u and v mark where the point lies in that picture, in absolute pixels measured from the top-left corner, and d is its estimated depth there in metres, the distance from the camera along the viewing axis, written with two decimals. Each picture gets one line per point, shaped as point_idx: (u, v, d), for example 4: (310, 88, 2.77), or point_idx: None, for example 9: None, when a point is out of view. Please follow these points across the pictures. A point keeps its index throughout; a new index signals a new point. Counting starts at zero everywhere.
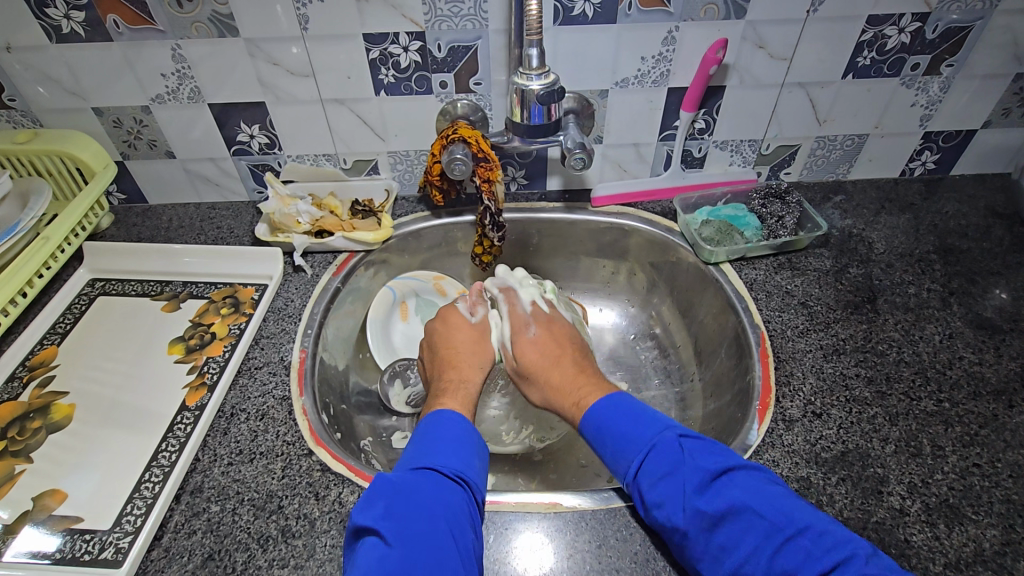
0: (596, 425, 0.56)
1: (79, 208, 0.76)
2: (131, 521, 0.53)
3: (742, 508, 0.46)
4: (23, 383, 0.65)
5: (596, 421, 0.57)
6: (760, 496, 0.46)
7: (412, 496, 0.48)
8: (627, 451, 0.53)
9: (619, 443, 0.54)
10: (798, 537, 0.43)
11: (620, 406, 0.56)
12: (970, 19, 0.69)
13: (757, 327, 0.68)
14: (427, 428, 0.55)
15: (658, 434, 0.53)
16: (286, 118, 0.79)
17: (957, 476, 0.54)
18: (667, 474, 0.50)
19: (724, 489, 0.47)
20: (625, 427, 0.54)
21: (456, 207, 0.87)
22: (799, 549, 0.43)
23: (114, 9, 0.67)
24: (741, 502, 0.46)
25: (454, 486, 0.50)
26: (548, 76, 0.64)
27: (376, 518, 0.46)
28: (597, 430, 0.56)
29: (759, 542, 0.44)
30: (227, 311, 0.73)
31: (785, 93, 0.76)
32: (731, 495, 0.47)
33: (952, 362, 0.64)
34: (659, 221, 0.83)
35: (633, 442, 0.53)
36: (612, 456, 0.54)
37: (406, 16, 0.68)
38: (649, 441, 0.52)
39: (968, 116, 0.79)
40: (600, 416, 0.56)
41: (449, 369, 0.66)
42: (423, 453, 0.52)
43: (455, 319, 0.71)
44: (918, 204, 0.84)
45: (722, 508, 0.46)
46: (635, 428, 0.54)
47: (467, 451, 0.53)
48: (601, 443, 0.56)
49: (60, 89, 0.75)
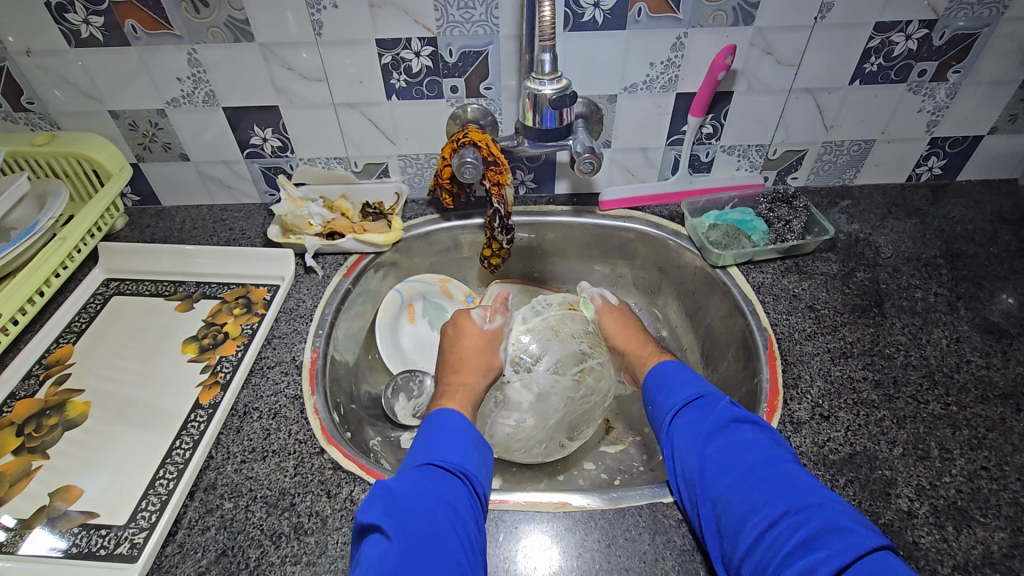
0: (658, 377, 0.65)
1: (96, 210, 0.77)
2: (146, 516, 0.53)
3: (750, 449, 0.52)
4: (40, 380, 0.66)
5: (657, 376, 0.66)
6: (769, 449, 0.52)
7: (413, 491, 0.49)
8: (674, 396, 0.61)
9: (670, 390, 0.62)
10: (786, 481, 0.49)
11: (681, 367, 0.65)
12: (977, 26, 0.70)
13: (764, 331, 0.69)
14: (431, 426, 0.57)
15: (705, 389, 0.61)
16: (299, 121, 0.80)
17: (965, 478, 0.54)
18: (703, 411, 0.58)
19: (740, 432, 0.54)
20: (677, 381, 0.63)
21: (465, 210, 0.88)
22: (783, 491, 0.48)
23: (133, 14, 0.69)
24: (751, 445, 0.53)
25: (455, 480, 0.51)
26: (560, 81, 0.65)
27: (377, 515, 0.46)
28: (656, 383, 0.65)
29: (748, 477, 0.50)
30: (239, 311, 0.74)
31: (793, 99, 0.77)
32: (746, 437, 0.54)
33: (959, 366, 0.64)
34: (667, 225, 0.84)
35: (682, 390, 0.61)
36: (659, 402, 0.62)
37: (418, 21, 0.69)
38: (698, 390, 0.61)
39: (974, 122, 0.80)
40: (667, 368, 0.66)
41: (453, 371, 0.69)
42: (426, 450, 0.54)
43: (466, 324, 0.75)
44: (924, 209, 0.84)
45: (735, 443, 0.53)
46: (684, 383, 0.62)
47: (469, 447, 0.55)
48: (655, 393, 0.64)
49: (77, 92, 0.76)
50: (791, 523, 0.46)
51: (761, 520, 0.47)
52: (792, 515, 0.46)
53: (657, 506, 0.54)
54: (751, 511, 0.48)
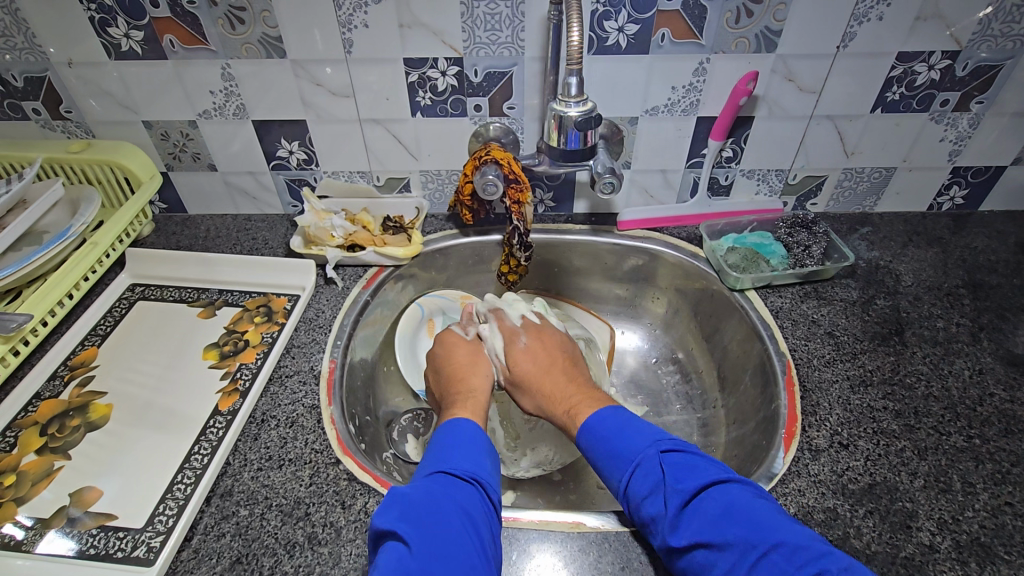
0: (584, 443, 0.58)
1: (126, 216, 0.79)
2: (163, 521, 0.54)
3: (723, 526, 0.46)
4: (64, 382, 0.68)
5: (583, 443, 0.57)
6: (747, 516, 0.46)
7: (426, 497, 0.49)
8: (615, 471, 0.54)
9: (606, 462, 0.55)
10: (777, 554, 0.43)
11: (608, 417, 0.57)
12: (1001, 58, 0.70)
13: (782, 356, 0.68)
14: (443, 433, 0.57)
15: (640, 449, 0.53)
16: (325, 135, 0.82)
17: (989, 514, 0.53)
18: (663, 476, 0.50)
19: (705, 506, 0.48)
20: (609, 448, 0.55)
21: (484, 226, 0.89)
22: (776, 568, 0.42)
23: (171, 29, 0.71)
24: (723, 518, 0.46)
25: (468, 487, 0.51)
26: (586, 104, 0.66)
27: (393, 521, 0.46)
28: (587, 449, 0.57)
29: (734, 566, 0.44)
30: (260, 320, 0.75)
31: (814, 126, 0.77)
32: (716, 509, 0.47)
33: (982, 399, 0.63)
34: (685, 246, 0.84)
35: (631, 441, 0.54)
36: (603, 474, 0.55)
37: (446, 42, 0.71)
38: (634, 455, 0.53)
39: (997, 152, 0.80)
40: (585, 433, 0.57)
41: (454, 384, 0.67)
42: (438, 457, 0.54)
43: (453, 339, 0.74)
44: (945, 238, 0.84)
45: (706, 524, 0.47)
46: (617, 448, 0.55)
47: (480, 454, 0.55)
48: (591, 460, 0.57)
49: (113, 102, 0.79)
50: None
51: None
52: None
53: None
54: None
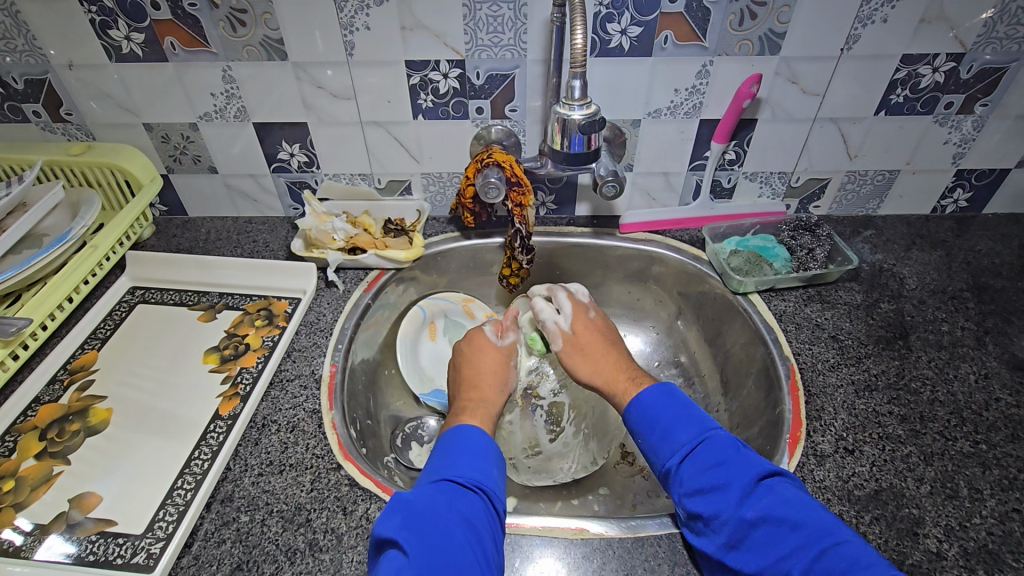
0: (644, 410, 0.59)
1: (126, 219, 0.79)
2: (163, 527, 0.53)
3: (790, 506, 0.48)
4: (64, 386, 0.67)
5: (643, 405, 0.59)
6: (809, 502, 0.49)
7: (430, 505, 0.48)
8: (676, 438, 0.56)
9: (668, 430, 0.56)
10: (841, 545, 0.45)
11: (674, 395, 0.59)
12: (1006, 61, 0.70)
13: (786, 360, 0.68)
14: (448, 438, 0.57)
15: (709, 428, 0.56)
16: (326, 138, 0.81)
17: (996, 520, 0.53)
18: (732, 450, 0.53)
19: (774, 486, 0.50)
20: (672, 418, 0.57)
21: (485, 228, 0.89)
22: (841, 556, 0.45)
23: (171, 31, 0.71)
24: (791, 502, 0.49)
25: (473, 496, 0.51)
26: (589, 107, 0.65)
27: (394, 528, 0.46)
28: (643, 418, 0.59)
29: (800, 545, 0.46)
30: (261, 323, 0.75)
31: (817, 128, 0.77)
32: (782, 492, 0.49)
33: (988, 404, 0.62)
34: (687, 250, 0.83)
35: (693, 423, 0.56)
36: (657, 444, 0.57)
37: (448, 44, 0.71)
38: (702, 432, 0.55)
39: (1001, 155, 0.79)
40: (653, 399, 0.59)
41: (470, 389, 0.68)
42: (443, 464, 0.54)
43: (482, 340, 0.73)
44: (949, 241, 0.83)
45: (774, 503, 0.49)
46: (684, 421, 0.57)
47: (487, 462, 0.54)
48: (647, 430, 0.58)
49: (113, 104, 0.78)
50: None
51: None
52: None
53: (677, 538, 0.53)
54: None
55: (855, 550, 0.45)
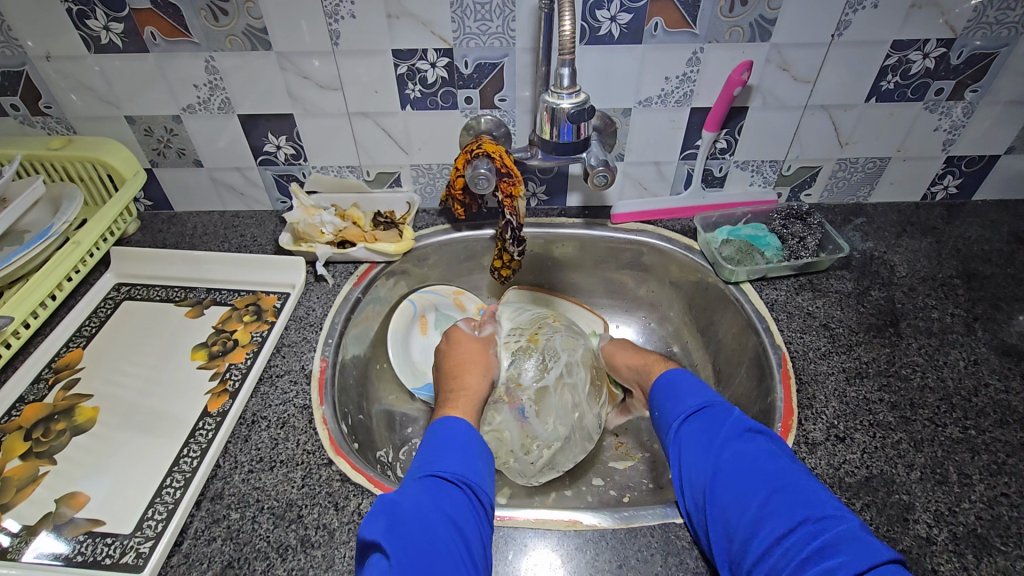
0: (664, 383, 0.65)
1: (108, 215, 0.78)
2: (152, 526, 0.53)
3: (762, 456, 0.51)
4: (49, 385, 0.66)
5: (665, 380, 0.66)
6: (784, 456, 0.52)
7: (415, 504, 0.48)
8: (682, 403, 0.61)
9: (678, 396, 0.62)
10: (799, 488, 0.48)
11: (689, 373, 0.66)
12: (995, 46, 0.70)
13: (778, 349, 0.68)
14: (433, 433, 0.57)
15: (711, 396, 0.61)
16: (312, 130, 0.80)
17: (985, 505, 0.53)
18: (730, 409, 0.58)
19: (753, 439, 0.53)
20: (684, 388, 0.63)
21: (476, 220, 0.88)
22: (798, 496, 0.47)
23: (151, 21, 0.69)
24: (764, 452, 0.52)
25: (458, 491, 0.51)
26: (579, 95, 0.64)
27: (380, 532, 0.45)
28: (662, 388, 0.65)
29: (762, 483, 0.49)
30: (249, 318, 0.74)
31: (808, 115, 0.77)
32: (758, 445, 0.53)
33: (977, 389, 0.63)
34: (679, 239, 0.83)
35: (691, 395, 0.61)
36: (668, 408, 0.62)
37: (435, 33, 0.70)
38: (704, 398, 0.60)
39: (990, 142, 0.79)
40: (677, 374, 0.66)
41: (452, 378, 0.69)
42: (427, 461, 0.53)
43: (458, 334, 0.76)
44: (939, 228, 0.83)
45: (746, 450, 0.52)
46: (693, 390, 0.62)
47: (471, 455, 0.55)
48: (662, 400, 0.64)
49: (93, 97, 0.77)
50: (810, 531, 0.45)
51: (781, 529, 0.46)
52: (814, 522, 0.45)
53: (669, 527, 0.53)
54: (767, 519, 0.47)
55: (812, 492, 0.48)
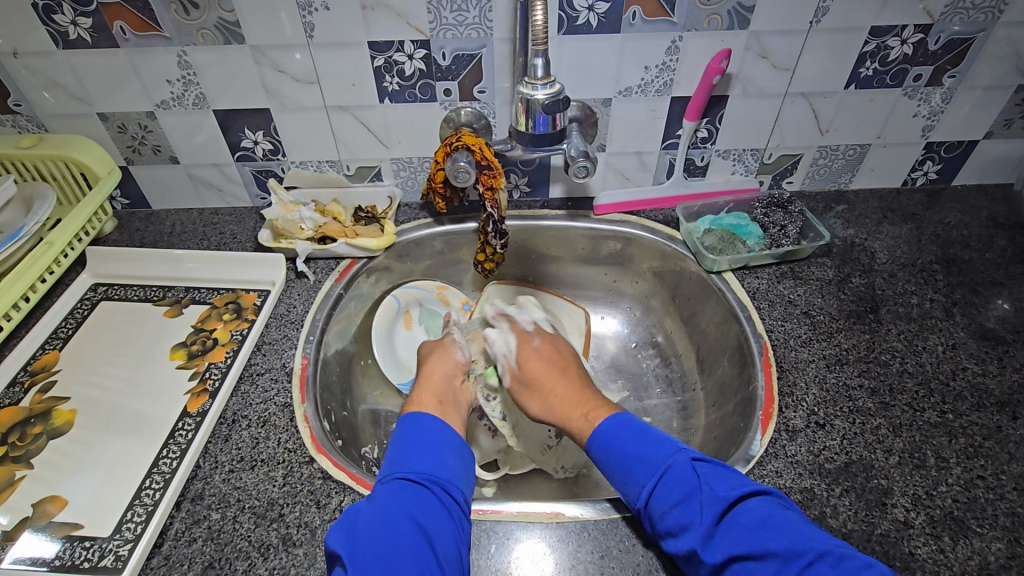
0: (602, 445, 0.56)
1: (83, 213, 0.76)
2: (131, 528, 0.52)
3: (761, 534, 0.45)
4: (25, 389, 0.65)
5: (601, 441, 0.56)
6: (784, 519, 0.46)
7: (380, 507, 0.48)
8: (636, 475, 0.52)
9: (627, 467, 0.53)
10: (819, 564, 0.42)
11: (629, 425, 0.56)
12: (973, 31, 0.70)
13: (759, 337, 0.68)
14: (401, 430, 0.57)
15: (667, 457, 0.52)
16: (290, 125, 0.79)
17: (962, 488, 0.54)
18: (756, 527, 0.45)
19: (742, 513, 0.46)
20: (631, 453, 0.54)
21: (459, 214, 0.87)
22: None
23: (121, 15, 0.68)
24: (760, 525, 0.45)
25: (426, 489, 0.51)
26: (553, 86, 0.64)
27: (341, 541, 0.46)
28: (602, 453, 0.56)
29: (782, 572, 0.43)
30: (229, 317, 0.73)
31: (788, 103, 0.76)
32: (752, 517, 0.46)
33: (955, 373, 0.64)
34: (662, 230, 0.83)
35: (643, 465, 0.52)
36: (621, 481, 0.53)
37: (411, 24, 0.69)
38: (660, 462, 0.52)
39: (969, 127, 0.80)
40: (608, 434, 0.56)
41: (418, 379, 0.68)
42: (395, 462, 0.53)
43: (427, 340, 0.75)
44: (919, 214, 0.84)
45: (742, 530, 0.45)
46: (642, 453, 0.53)
47: (438, 453, 0.54)
48: (608, 468, 0.55)
49: (65, 94, 0.75)
50: None
51: None
52: None
53: None
54: None
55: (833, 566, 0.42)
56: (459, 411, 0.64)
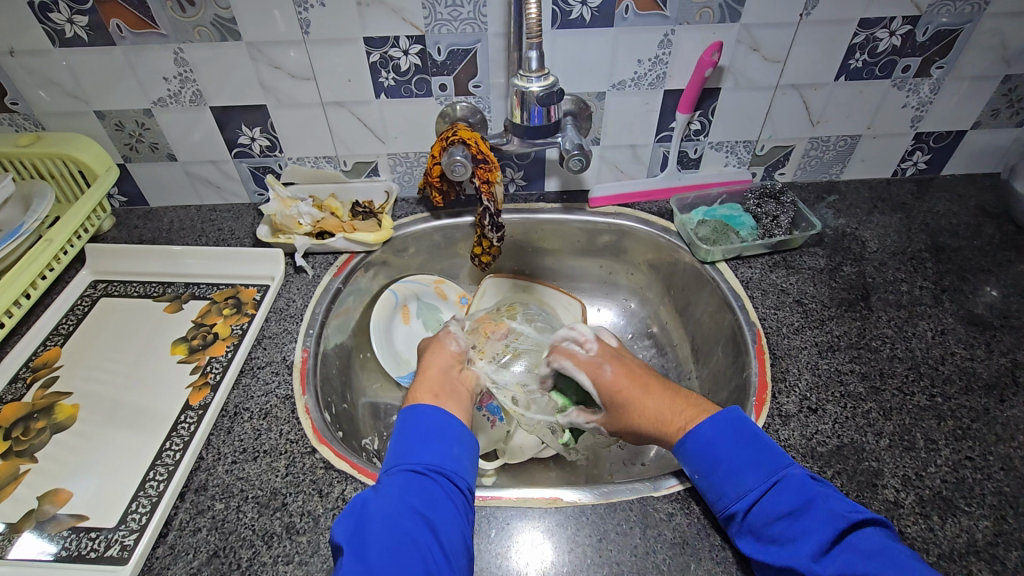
0: (702, 448, 0.53)
1: (82, 211, 0.77)
2: (136, 519, 0.53)
3: (879, 562, 0.42)
4: (27, 384, 0.66)
5: (702, 450, 0.53)
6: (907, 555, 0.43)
7: (384, 501, 0.49)
8: (740, 481, 0.50)
9: (731, 472, 0.51)
10: None
11: (736, 430, 0.53)
12: (960, 22, 0.71)
13: (752, 325, 0.69)
14: (402, 421, 0.57)
15: (780, 467, 0.50)
16: (287, 121, 0.80)
17: (950, 468, 0.55)
18: (873, 555, 0.43)
19: (859, 538, 0.44)
20: (737, 461, 0.51)
21: (455, 208, 0.88)
22: None
23: (117, 13, 0.68)
24: (875, 552, 0.43)
25: (429, 480, 0.51)
26: (548, 79, 0.65)
27: (346, 534, 0.47)
28: (701, 458, 0.53)
29: None
30: (229, 311, 0.74)
31: (779, 95, 0.78)
32: (869, 543, 0.44)
33: (944, 358, 0.65)
34: (656, 222, 0.84)
35: (750, 472, 0.50)
36: (719, 484, 0.51)
37: (406, 19, 0.69)
38: (773, 471, 0.50)
39: (957, 117, 0.81)
40: (705, 448, 0.53)
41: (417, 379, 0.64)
42: (398, 452, 0.54)
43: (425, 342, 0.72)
44: (909, 203, 0.85)
45: (856, 557, 0.43)
46: (750, 462, 0.51)
47: (442, 442, 0.54)
48: (706, 470, 0.52)
49: (62, 92, 0.75)
50: None
51: None
52: None
53: (648, 501, 0.55)
54: None
55: None
56: (460, 403, 0.61)
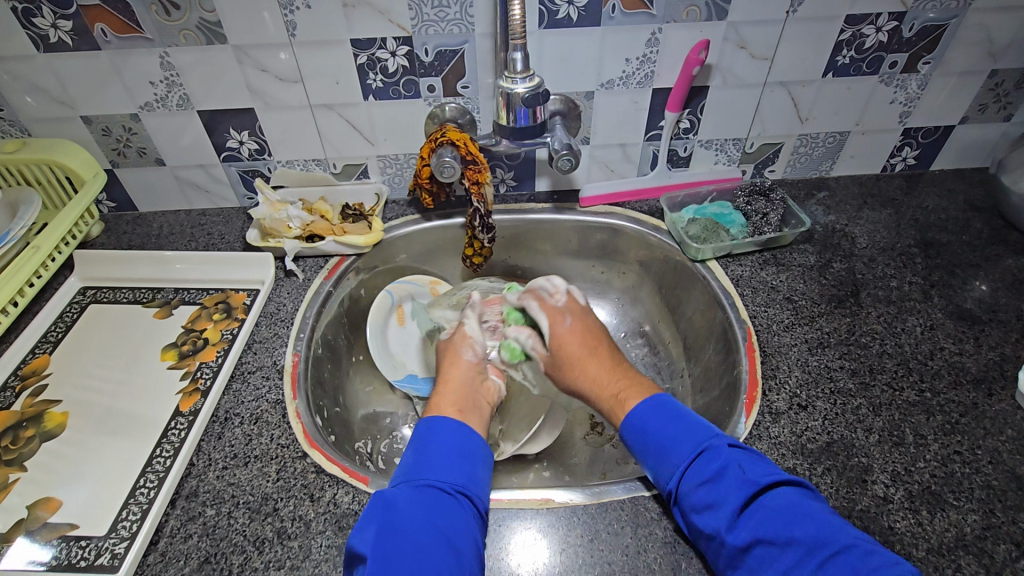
0: (637, 428, 0.56)
1: (69, 217, 0.76)
2: (126, 527, 0.53)
3: (786, 521, 0.45)
4: (16, 392, 0.65)
5: (636, 426, 0.56)
6: (819, 511, 0.46)
7: (407, 516, 0.48)
8: (670, 456, 0.53)
9: (662, 448, 0.54)
10: (844, 554, 0.42)
11: (665, 408, 0.57)
12: (946, 18, 0.71)
13: (743, 323, 0.70)
14: (423, 433, 0.57)
15: (704, 439, 0.53)
16: (275, 124, 0.79)
17: (939, 463, 0.55)
18: (781, 512, 0.46)
19: (770, 499, 0.47)
20: (667, 435, 0.54)
21: (446, 209, 0.88)
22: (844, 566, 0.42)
23: (101, 17, 0.68)
24: (786, 511, 0.46)
25: (454, 501, 0.50)
26: (533, 79, 0.65)
27: (368, 545, 0.46)
28: (638, 437, 0.56)
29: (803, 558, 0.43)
30: (219, 316, 0.74)
31: (768, 93, 0.78)
32: (780, 502, 0.47)
33: (933, 353, 0.65)
34: (647, 220, 0.84)
35: (677, 448, 0.53)
36: (654, 463, 0.54)
37: (393, 21, 0.69)
38: (697, 444, 0.52)
39: (945, 112, 0.81)
40: (644, 414, 0.57)
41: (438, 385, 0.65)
42: (418, 466, 0.53)
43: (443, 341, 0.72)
44: (899, 199, 0.86)
45: (770, 517, 0.46)
46: (678, 435, 0.54)
47: (465, 463, 0.54)
48: (642, 450, 0.55)
49: (48, 98, 0.75)
50: None
51: None
52: None
53: (639, 500, 0.55)
54: None
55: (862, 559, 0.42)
56: (479, 417, 0.62)
